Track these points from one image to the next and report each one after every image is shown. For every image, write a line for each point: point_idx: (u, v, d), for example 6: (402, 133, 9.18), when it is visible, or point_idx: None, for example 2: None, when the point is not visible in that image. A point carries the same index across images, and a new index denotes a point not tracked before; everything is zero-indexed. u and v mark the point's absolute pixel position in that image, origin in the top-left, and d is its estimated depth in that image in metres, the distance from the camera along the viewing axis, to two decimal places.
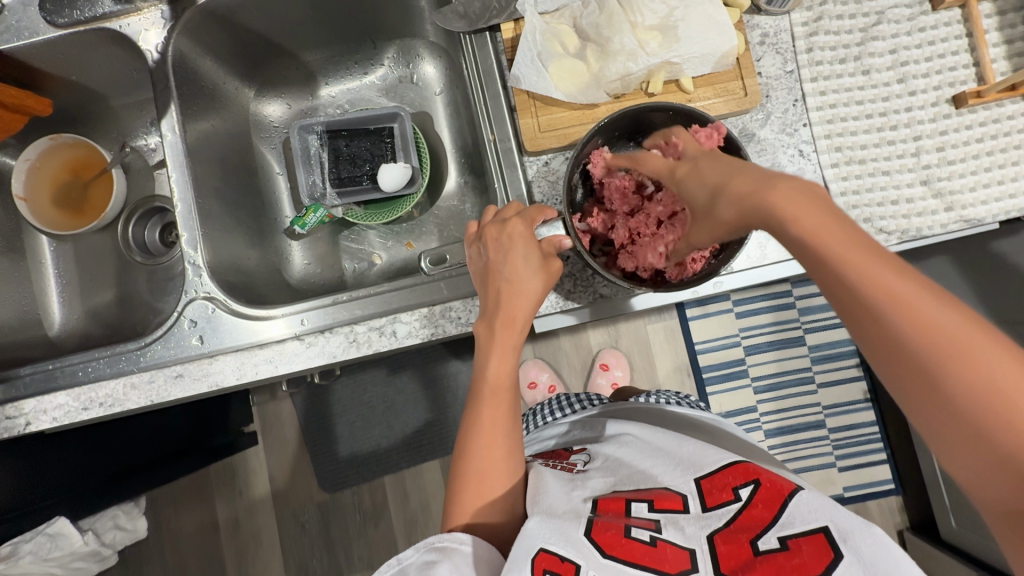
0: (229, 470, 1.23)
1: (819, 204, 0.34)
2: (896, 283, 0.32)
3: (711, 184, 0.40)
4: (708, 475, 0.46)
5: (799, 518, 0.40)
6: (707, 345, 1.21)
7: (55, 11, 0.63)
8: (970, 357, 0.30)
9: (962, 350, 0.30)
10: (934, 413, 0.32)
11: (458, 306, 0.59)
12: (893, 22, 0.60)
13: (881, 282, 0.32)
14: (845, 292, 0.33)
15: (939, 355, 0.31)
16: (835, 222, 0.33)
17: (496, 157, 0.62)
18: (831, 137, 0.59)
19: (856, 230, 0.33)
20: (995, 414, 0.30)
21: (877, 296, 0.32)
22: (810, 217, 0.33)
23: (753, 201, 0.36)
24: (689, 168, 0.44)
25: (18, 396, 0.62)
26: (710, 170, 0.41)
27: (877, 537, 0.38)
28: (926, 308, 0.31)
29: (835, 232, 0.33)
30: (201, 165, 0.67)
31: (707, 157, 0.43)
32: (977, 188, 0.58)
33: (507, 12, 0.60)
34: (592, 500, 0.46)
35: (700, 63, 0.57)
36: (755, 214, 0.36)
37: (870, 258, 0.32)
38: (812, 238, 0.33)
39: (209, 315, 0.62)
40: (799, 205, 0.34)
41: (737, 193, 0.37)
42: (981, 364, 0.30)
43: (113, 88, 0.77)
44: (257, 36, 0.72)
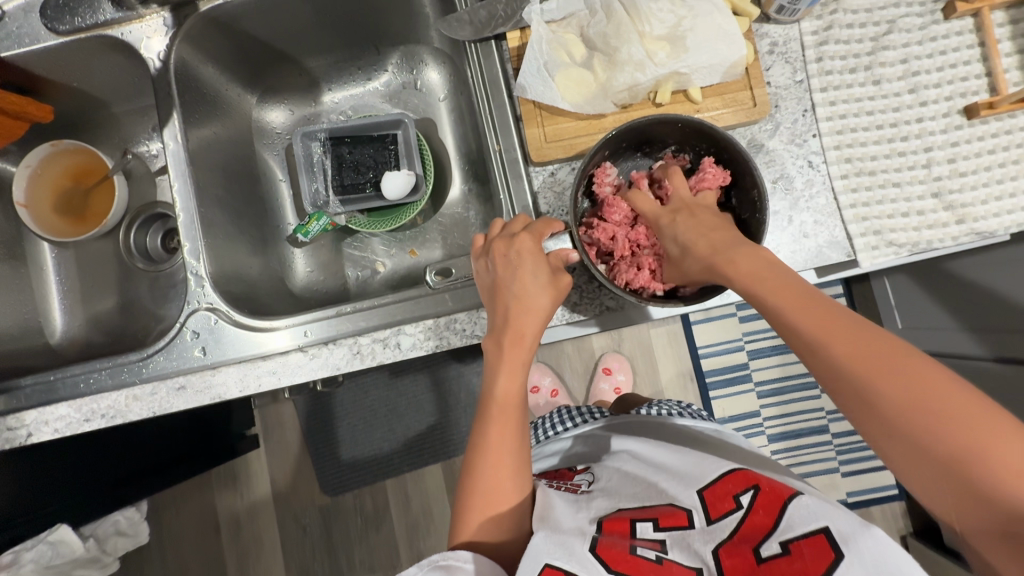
0: (231, 474, 1.23)
1: (765, 264, 0.42)
2: (832, 320, 0.39)
3: (684, 234, 0.48)
4: (709, 486, 0.46)
5: (797, 521, 0.39)
6: (711, 350, 1.20)
7: (57, 17, 0.63)
8: (903, 381, 0.36)
9: (897, 376, 0.36)
10: (882, 432, 0.37)
11: (463, 318, 0.59)
12: (904, 32, 0.59)
13: (818, 320, 0.39)
14: (793, 336, 0.40)
15: (882, 382, 0.36)
16: (779, 277, 0.41)
17: (502, 167, 0.61)
18: (841, 148, 0.58)
19: (796, 282, 0.41)
20: (929, 427, 0.35)
21: (817, 335, 0.39)
22: (758, 273, 0.42)
23: (716, 261, 0.44)
24: (670, 218, 0.50)
25: (19, 407, 0.61)
26: (686, 224, 0.48)
27: (877, 538, 0.36)
28: (858, 342, 0.38)
29: (777, 283, 0.41)
30: (204, 173, 0.67)
31: (686, 212, 0.49)
32: (989, 200, 0.57)
33: (513, 21, 0.60)
34: (597, 522, 0.45)
35: (709, 73, 0.56)
36: (718, 270, 0.44)
37: (808, 304, 0.40)
38: (761, 288, 0.41)
39: (212, 326, 0.61)
40: (750, 264, 0.43)
41: (704, 251, 0.45)
42: (920, 386, 0.36)
43: (115, 94, 0.76)
44: (260, 43, 0.72)
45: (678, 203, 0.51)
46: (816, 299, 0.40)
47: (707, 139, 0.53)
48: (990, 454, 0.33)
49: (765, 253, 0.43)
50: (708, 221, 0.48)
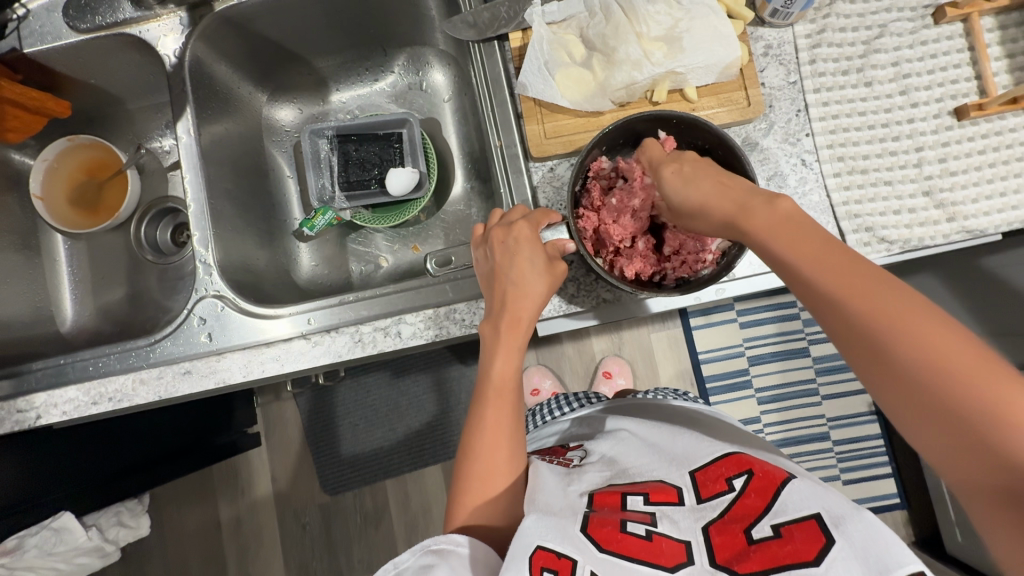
0: (232, 471, 1.24)
1: (783, 214, 0.41)
2: (851, 271, 0.38)
3: (693, 189, 0.46)
4: (701, 468, 0.46)
5: (791, 505, 0.40)
6: (711, 354, 1.21)
7: (78, 17, 0.66)
8: (922, 333, 0.35)
9: (912, 328, 0.36)
10: (900, 393, 0.36)
11: (462, 308, 0.60)
12: (896, 35, 0.60)
13: (837, 270, 0.38)
14: (808, 287, 0.39)
15: (897, 335, 0.36)
16: (799, 227, 0.41)
17: (502, 162, 0.63)
18: (833, 147, 0.60)
19: (816, 232, 0.40)
20: (947, 383, 0.34)
21: (834, 288, 0.38)
22: (771, 223, 0.41)
23: (731, 215, 0.43)
24: (674, 166, 0.48)
25: (29, 390, 0.63)
26: (688, 172, 0.48)
27: (868, 522, 0.37)
28: (879, 293, 0.37)
29: (795, 235, 0.40)
30: (214, 167, 0.69)
31: (693, 162, 0.48)
32: (979, 199, 0.58)
33: (515, 22, 0.62)
34: (588, 494, 0.46)
35: (705, 73, 0.58)
36: (735, 225, 0.43)
37: (823, 253, 0.39)
38: (779, 240, 0.41)
39: (218, 313, 0.63)
40: (764, 217, 0.42)
41: (716, 205, 0.44)
42: (927, 336, 0.35)
43: (130, 92, 0.79)
44: (272, 43, 0.74)
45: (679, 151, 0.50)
46: (836, 248, 0.39)
47: (701, 133, 0.54)
48: (990, 406, 0.33)
49: (784, 203, 0.42)
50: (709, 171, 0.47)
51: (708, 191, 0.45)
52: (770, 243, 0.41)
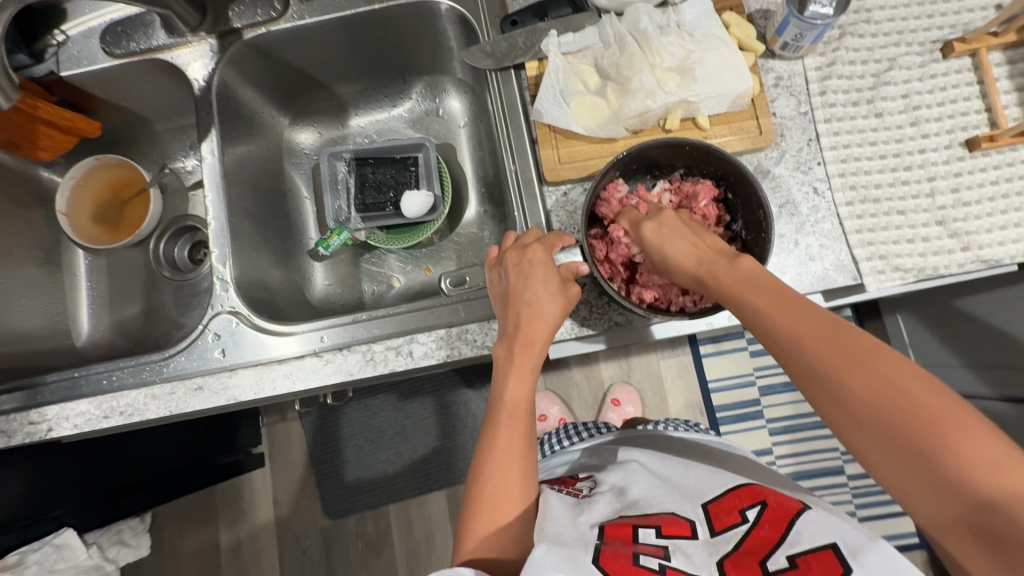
0: (234, 491, 1.22)
1: (743, 270, 0.45)
2: (803, 316, 0.41)
3: (665, 246, 0.50)
4: (714, 500, 0.46)
5: (806, 535, 0.39)
6: (721, 383, 1.20)
7: (114, 43, 0.69)
8: (870, 368, 0.37)
9: (859, 365, 0.37)
10: (858, 430, 0.37)
11: (474, 329, 0.60)
12: (904, 69, 0.62)
13: (789, 315, 0.41)
14: (766, 331, 0.42)
15: (845, 372, 0.37)
16: (757, 281, 0.44)
17: (517, 186, 0.64)
18: (845, 176, 0.60)
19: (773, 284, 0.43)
20: (897, 417, 0.35)
21: (788, 332, 0.40)
22: (735, 277, 0.45)
23: (699, 273, 0.47)
24: (653, 225, 0.52)
25: (43, 402, 0.63)
26: (667, 231, 0.51)
27: (887, 552, 0.36)
28: (828, 333, 0.39)
29: (751, 287, 0.43)
30: (235, 187, 0.71)
31: (670, 217, 0.52)
32: (993, 229, 0.58)
33: (532, 52, 0.64)
34: (598, 526, 0.45)
35: (717, 103, 0.59)
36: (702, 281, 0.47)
37: (783, 305, 0.41)
38: (739, 293, 0.44)
39: (233, 329, 0.64)
40: (730, 270, 0.45)
41: (685, 263, 0.48)
42: (877, 370, 0.37)
43: (158, 113, 0.82)
44: (297, 70, 0.77)
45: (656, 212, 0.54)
46: (789, 297, 0.42)
47: (713, 162, 0.55)
48: (939, 435, 0.34)
49: (744, 262, 0.46)
50: (686, 228, 0.51)
51: (681, 243, 0.49)
52: (731, 296, 0.44)
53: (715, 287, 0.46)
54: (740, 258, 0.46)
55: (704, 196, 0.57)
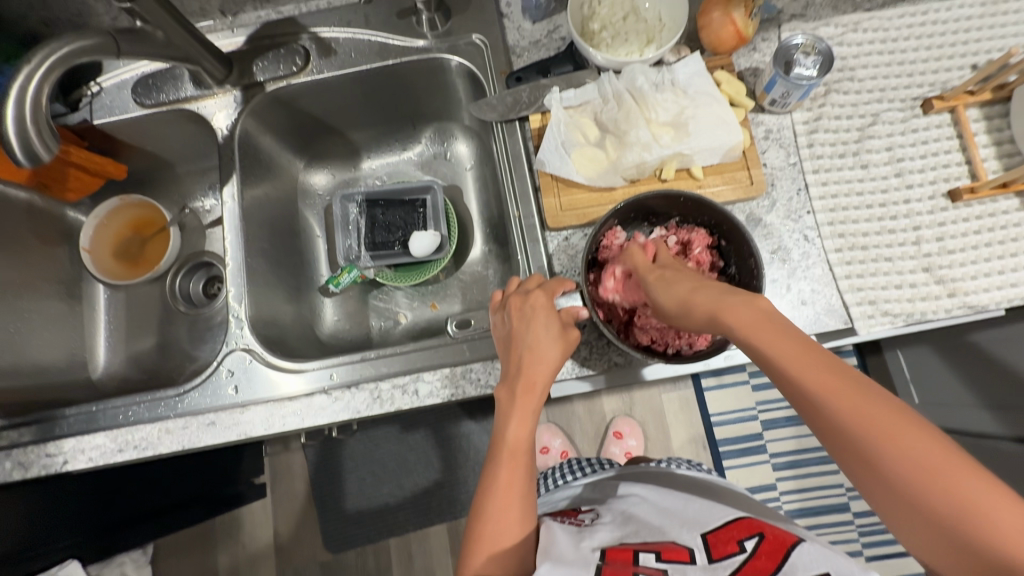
0: (235, 523, 1.22)
1: (761, 313, 0.43)
2: (823, 367, 0.39)
3: (671, 291, 0.49)
4: (712, 531, 0.48)
5: (801, 566, 0.40)
6: (723, 418, 1.20)
7: (145, 94, 0.74)
8: (888, 423, 0.37)
9: (878, 420, 0.37)
10: (873, 480, 0.38)
11: (478, 368, 0.63)
12: (887, 124, 0.65)
13: (808, 367, 0.40)
14: (785, 380, 0.41)
15: (863, 427, 0.37)
16: (776, 325, 0.42)
17: (520, 231, 0.67)
18: (834, 224, 0.63)
19: (792, 330, 0.42)
20: (912, 472, 0.36)
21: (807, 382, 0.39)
22: (752, 321, 0.43)
23: (712, 314, 0.45)
24: (656, 273, 0.52)
25: (59, 435, 0.65)
26: (671, 279, 0.50)
27: None
28: (848, 386, 0.38)
29: (772, 334, 0.41)
30: (253, 228, 0.74)
31: (673, 268, 0.52)
32: (978, 276, 0.60)
33: (535, 106, 0.68)
34: (600, 550, 0.46)
35: (710, 154, 0.63)
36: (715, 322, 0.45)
37: (802, 354, 0.40)
38: (758, 338, 0.42)
39: (246, 366, 0.66)
40: (747, 313, 0.43)
41: (698, 303, 0.46)
42: (894, 426, 0.37)
43: (181, 157, 0.86)
44: (314, 118, 0.82)
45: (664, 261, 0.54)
46: (808, 345, 0.41)
47: (706, 212, 0.59)
48: (953, 491, 0.35)
49: (760, 302, 0.44)
50: (690, 276, 0.50)
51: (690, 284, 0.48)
52: (748, 341, 0.42)
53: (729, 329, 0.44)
54: (756, 298, 0.44)
55: (698, 245, 0.60)
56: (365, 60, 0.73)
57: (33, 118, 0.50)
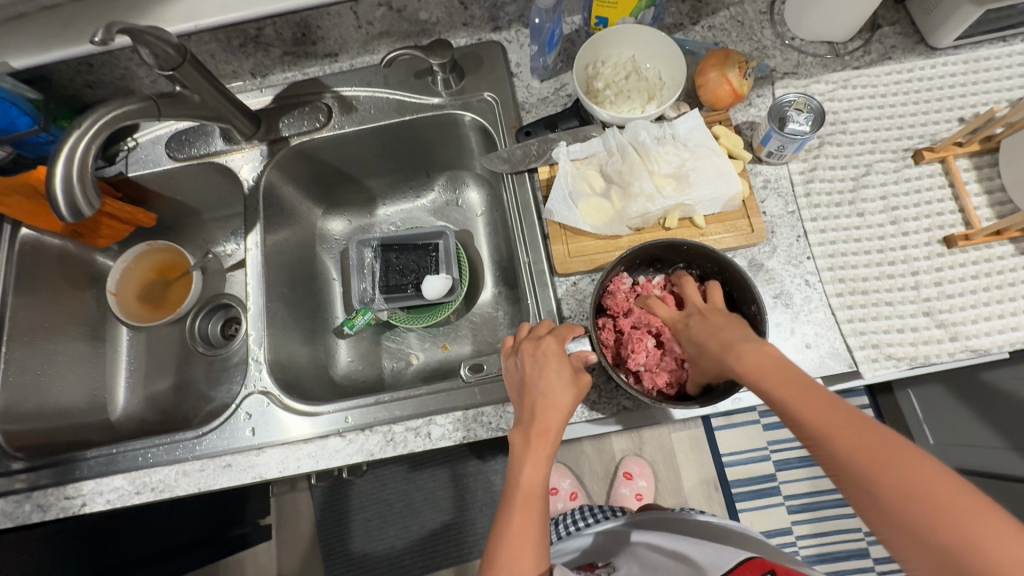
0: (239, 566, 1.21)
1: (767, 356, 0.45)
2: (824, 405, 0.40)
3: (695, 335, 0.52)
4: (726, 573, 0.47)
5: None
6: (735, 458, 1.19)
7: (178, 148, 0.79)
8: (893, 460, 0.37)
9: (882, 459, 0.37)
10: (888, 526, 0.37)
11: (490, 411, 0.64)
12: (881, 173, 0.68)
13: (809, 406, 0.41)
14: (791, 420, 0.42)
15: (868, 466, 0.37)
16: (780, 368, 0.44)
17: (530, 276, 0.70)
18: (834, 270, 0.65)
19: (795, 372, 0.43)
20: (924, 514, 0.35)
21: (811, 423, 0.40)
22: (756, 362, 0.45)
23: (723, 357, 0.47)
24: (691, 319, 0.54)
25: (80, 477, 0.67)
26: (698, 327, 0.52)
27: None
28: (851, 424, 0.39)
29: (774, 376, 0.43)
30: (274, 273, 0.78)
31: (708, 314, 0.53)
32: (979, 320, 0.62)
33: (544, 158, 0.72)
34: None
35: (711, 205, 0.66)
36: (726, 365, 0.47)
37: (807, 396, 0.41)
38: (762, 380, 0.44)
39: (263, 409, 0.68)
40: (754, 358, 0.45)
41: (715, 346, 0.49)
42: (898, 464, 0.37)
43: (206, 204, 0.91)
44: (334, 168, 0.86)
45: (693, 307, 0.56)
46: (811, 387, 0.42)
47: (707, 258, 0.60)
48: (966, 535, 0.33)
49: (769, 348, 0.45)
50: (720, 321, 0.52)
51: (713, 328, 0.51)
52: (755, 383, 0.44)
53: (736, 372, 0.46)
54: (765, 344, 0.46)
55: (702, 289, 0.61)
56: (383, 116, 0.78)
57: (78, 174, 0.55)
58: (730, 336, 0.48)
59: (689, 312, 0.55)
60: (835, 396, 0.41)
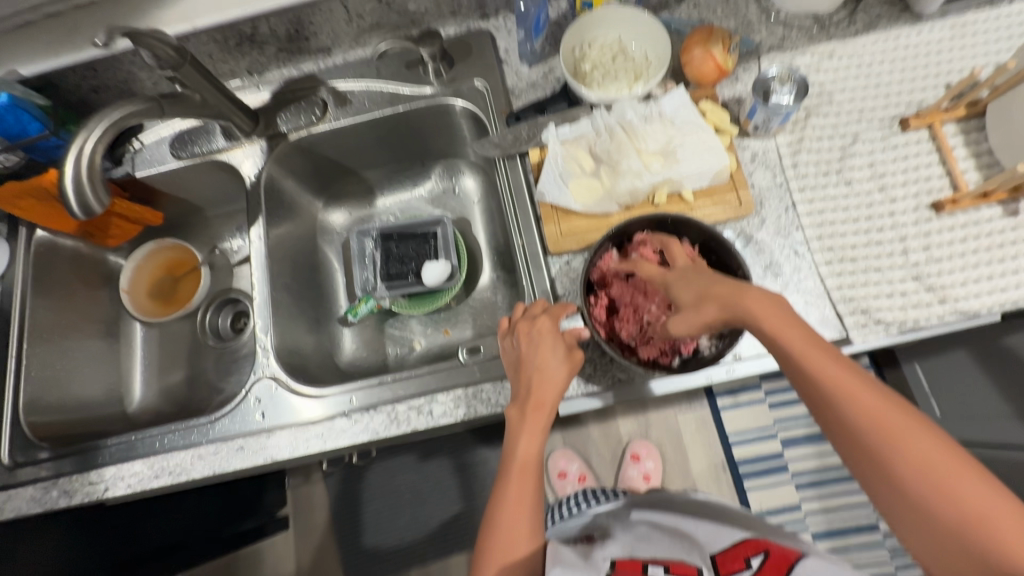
0: (257, 554, 1.25)
1: (778, 309, 0.48)
2: (825, 357, 0.45)
3: (694, 283, 0.53)
4: (721, 551, 0.51)
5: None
6: (741, 437, 1.20)
7: (182, 147, 0.82)
8: (877, 404, 0.43)
9: (868, 402, 0.44)
10: (860, 455, 0.44)
11: (489, 388, 0.66)
12: (868, 142, 0.69)
13: (814, 355, 0.46)
14: (791, 366, 0.47)
15: (855, 408, 0.44)
16: (790, 321, 0.47)
17: (524, 258, 0.71)
18: (823, 239, 0.66)
19: (803, 325, 0.47)
20: (893, 447, 0.42)
21: (813, 370, 0.45)
22: (771, 315, 0.47)
23: (733, 304, 0.48)
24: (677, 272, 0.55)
25: (102, 463, 0.70)
26: (694, 278, 0.53)
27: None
28: (847, 372, 0.45)
29: (786, 329, 0.47)
30: (277, 264, 0.80)
31: (694, 269, 0.55)
32: (968, 283, 0.63)
33: (534, 142, 0.73)
34: (611, 560, 0.50)
35: (699, 179, 0.67)
36: (734, 313, 0.49)
37: (815, 348, 0.46)
38: (773, 332, 0.47)
39: (272, 394, 0.71)
40: (767, 309, 0.47)
41: (720, 295, 0.49)
42: (880, 408, 0.43)
43: (209, 201, 0.93)
44: (331, 161, 0.88)
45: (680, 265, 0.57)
46: (817, 340, 0.46)
47: (694, 230, 0.62)
48: (925, 466, 0.41)
49: (780, 301, 0.48)
50: (709, 276, 0.53)
51: (717, 280, 0.52)
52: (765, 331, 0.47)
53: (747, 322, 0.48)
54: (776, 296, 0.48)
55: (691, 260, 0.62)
56: (377, 107, 0.80)
57: (88, 176, 0.57)
58: (739, 285, 0.50)
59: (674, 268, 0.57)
60: (833, 348, 0.46)
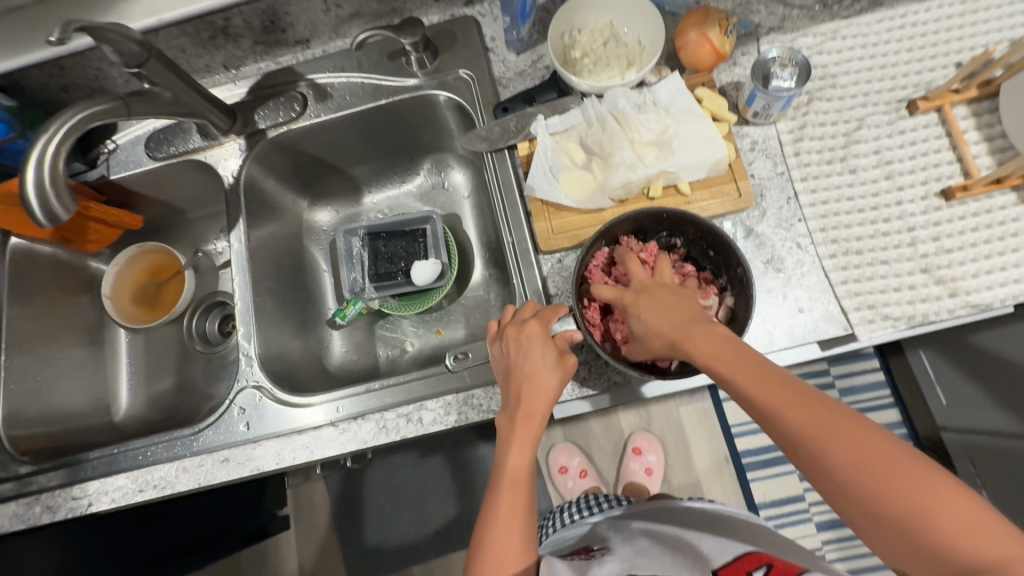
0: (261, 554, 1.19)
1: (717, 337, 0.46)
2: (774, 383, 0.42)
3: (643, 312, 0.51)
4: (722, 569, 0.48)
5: None
6: (744, 429, 1.18)
7: (157, 148, 0.79)
8: (838, 428, 0.39)
9: (830, 427, 0.39)
10: (833, 488, 0.39)
11: (480, 393, 0.64)
12: (873, 127, 0.66)
13: (761, 382, 0.42)
14: (741, 396, 0.43)
15: (816, 435, 0.39)
16: (732, 349, 0.45)
17: (514, 256, 0.68)
18: (826, 230, 0.63)
19: (745, 351, 0.44)
20: (867, 475, 0.38)
21: (764, 399, 0.41)
22: (710, 346, 0.45)
23: (675, 336, 0.48)
24: (632, 297, 0.53)
25: (85, 478, 0.68)
26: (649, 304, 0.51)
27: None
28: (801, 397, 0.41)
29: (728, 356, 0.44)
30: (260, 267, 0.78)
31: (648, 291, 0.52)
32: (979, 274, 0.60)
33: (522, 134, 0.70)
34: None
35: (696, 170, 0.64)
36: (678, 344, 0.47)
37: (762, 375, 0.42)
38: (715, 361, 0.44)
39: (257, 403, 0.69)
40: (706, 340, 0.46)
41: (665, 327, 0.49)
42: (844, 432, 0.39)
43: (190, 202, 0.90)
44: (314, 158, 0.85)
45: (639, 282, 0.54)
46: (763, 366, 0.43)
47: (691, 224, 0.59)
48: (907, 491, 0.37)
49: (719, 329, 0.47)
50: (661, 301, 0.51)
51: (661, 307, 0.50)
52: (708, 361, 0.45)
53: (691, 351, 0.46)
54: (715, 326, 0.47)
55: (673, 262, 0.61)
56: (359, 100, 0.77)
57: (51, 184, 0.54)
58: (684, 316, 0.49)
59: (631, 289, 0.54)
60: (783, 372, 0.43)
